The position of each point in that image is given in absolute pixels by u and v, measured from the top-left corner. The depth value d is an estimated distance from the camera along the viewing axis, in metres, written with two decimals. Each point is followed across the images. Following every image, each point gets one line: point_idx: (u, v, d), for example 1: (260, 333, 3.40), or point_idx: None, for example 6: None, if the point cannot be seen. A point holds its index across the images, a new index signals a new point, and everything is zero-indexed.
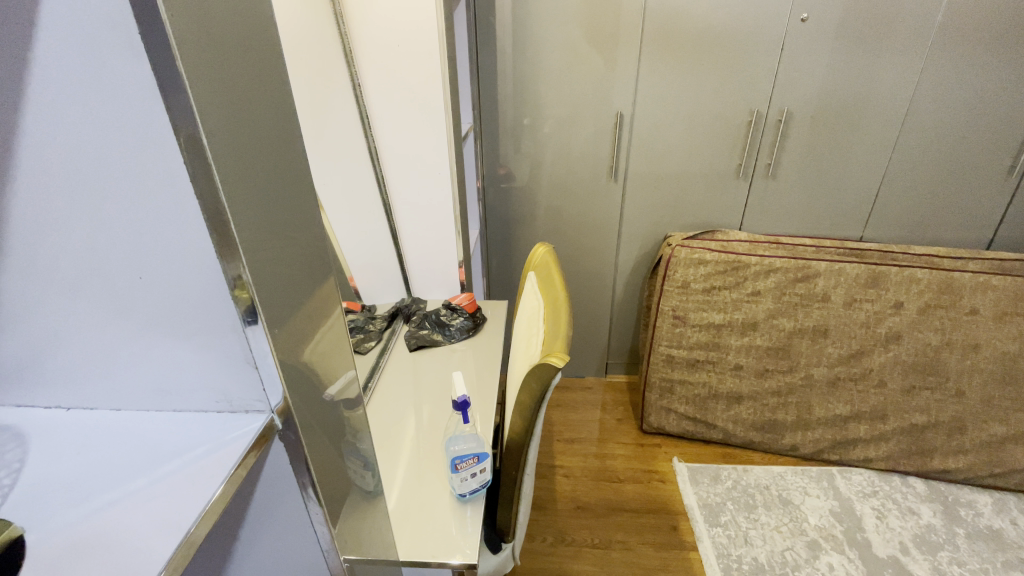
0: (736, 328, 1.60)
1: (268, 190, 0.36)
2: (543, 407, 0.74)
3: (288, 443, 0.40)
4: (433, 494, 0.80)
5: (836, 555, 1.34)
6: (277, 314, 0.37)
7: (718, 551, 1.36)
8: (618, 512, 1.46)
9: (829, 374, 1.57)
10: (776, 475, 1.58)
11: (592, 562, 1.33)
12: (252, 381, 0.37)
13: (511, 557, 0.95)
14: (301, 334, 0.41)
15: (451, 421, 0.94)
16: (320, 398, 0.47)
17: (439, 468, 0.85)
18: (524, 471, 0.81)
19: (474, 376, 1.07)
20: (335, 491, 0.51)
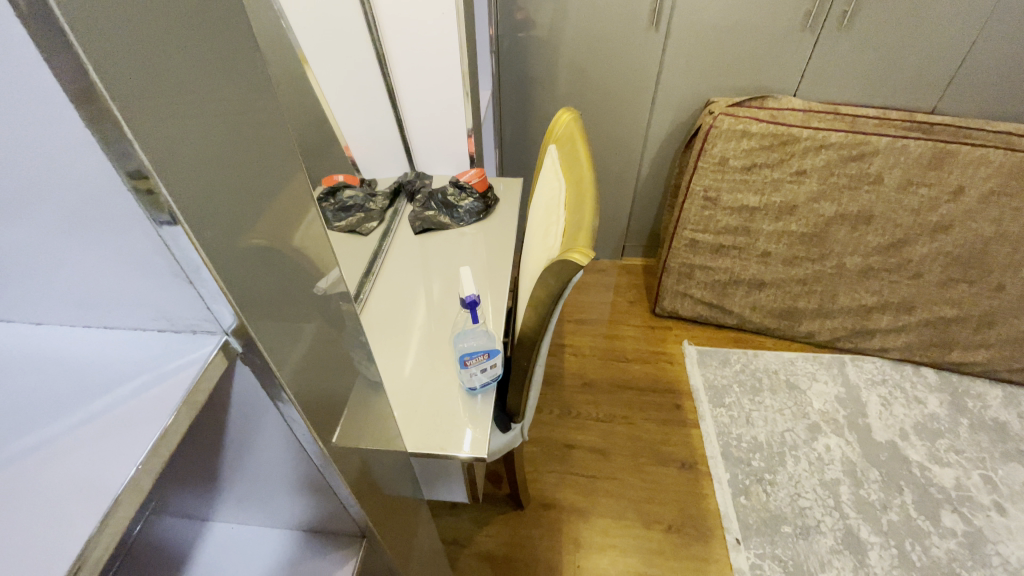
0: (771, 211, 1.46)
1: (176, 31, 0.23)
2: (560, 303, 0.67)
3: (262, 372, 0.33)
4: (441, 387, 0.77)
5: (834, 438, 1.38)
6: (221, 216, 0.27)
7: (719, 428, 1.39)
8: (624, 390, 1.48)
9: (862, 264, 1.47)
10: (787, 360, 1.56)
11: (596, 435, 1.38)
12: (190, 299, 0.28)
13: (520, 434, 0.95)
14: (268, 240, 0.31)
15: (459, 315, 0.88)
16: (310, 312, 0.38)
17: (446, 361, 0.81)
18: (535, 362, 0.77)
19: (485, 263, 0.98)
20: (335, 410, 0.45)
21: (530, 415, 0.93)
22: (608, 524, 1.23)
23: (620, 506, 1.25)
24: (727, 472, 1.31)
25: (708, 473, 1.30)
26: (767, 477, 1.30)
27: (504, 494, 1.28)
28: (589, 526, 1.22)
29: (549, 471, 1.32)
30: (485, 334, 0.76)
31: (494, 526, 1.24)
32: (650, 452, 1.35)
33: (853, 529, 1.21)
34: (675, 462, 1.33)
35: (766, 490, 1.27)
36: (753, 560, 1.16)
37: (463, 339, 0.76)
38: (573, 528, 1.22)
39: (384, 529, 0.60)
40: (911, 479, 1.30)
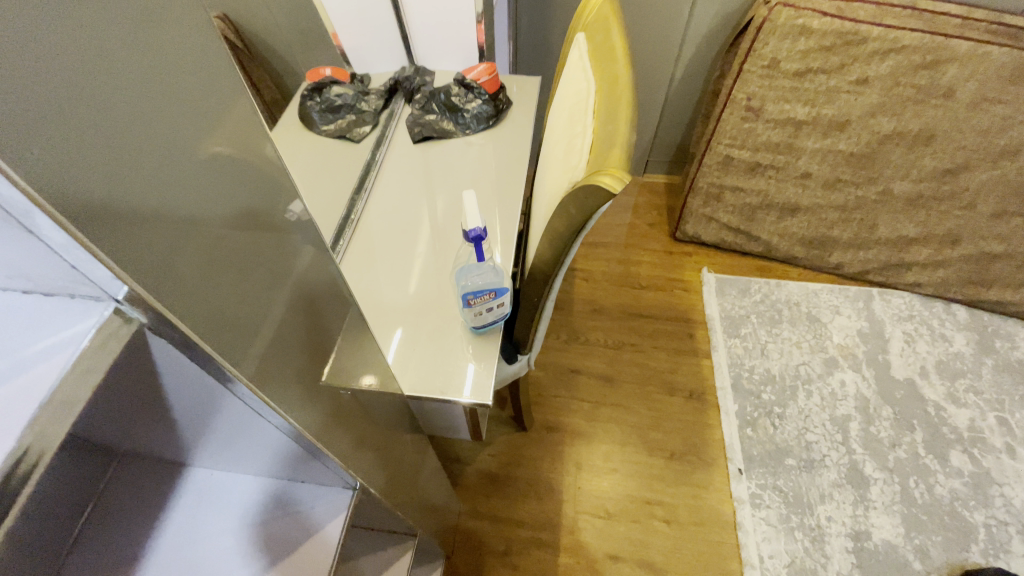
0: (818, 127, 1.29)
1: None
2: (575, 242, 0.58)
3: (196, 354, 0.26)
4: (442, 325, 0.69)
5: (851, 373, 1.33)
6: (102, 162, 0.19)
7: (731, 360, 1.34)
8: (635, 317, 1.41)
9: (913, 191, 1.32)
10: (811, 292, 1.48)
11: (603, 362, 1.34)
12: (42, 257, 0.19)
13: (526, 365, 0.90)
14: (191, 184, 0.23)
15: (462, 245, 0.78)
16: (269, 267, 0.30)
17: (445, 296, 0.72)
18: (548, 298, 0.69)
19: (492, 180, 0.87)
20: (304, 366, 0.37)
21: (537, 347, 0.86)
22: (609, 449, 1.22)
23: (623, 432, 1.24)
24: (735, 404, 1.27)
25: (715, 404, 1.27)
26: (776, 411, 1.26)
27: (507, 417, 1.27)
28: (590, 450, 1.22)
29: (554, 395, 1.29)
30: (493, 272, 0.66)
31: (496, 447, 1.24)
32: (657, 381, 1.31)
33: (858, 464, 1.19)
34: (683, 391, 1.29)
35: (774, 423, 1.25)
36: (753, 489, 1.16)
37: (469, 272, 0.67)
38: (575, 452, 1.22)
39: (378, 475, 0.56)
40: (924, 417, 1.26)
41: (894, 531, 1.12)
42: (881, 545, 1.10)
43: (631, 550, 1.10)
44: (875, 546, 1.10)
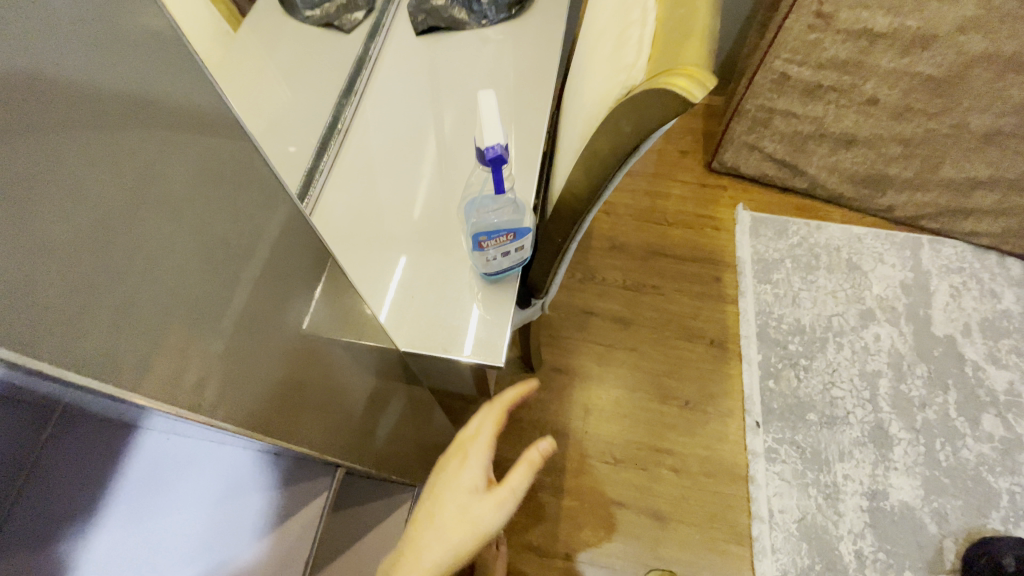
0: (896, 44, 1.06)
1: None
2: (625, 170, 0.45)
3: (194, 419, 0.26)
4: (438, 272, 0.59)
5: (887, 327, 1.23)
6: (90, 278, 0.19)
7: (759, 308, 1.23)
8: (657, 256, 1.29)
9: (991, 126, 1.12)
10: (853, 237, 1.34)
11: (619, 303, 1.24)
12: None
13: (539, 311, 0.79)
14: (177, 264, 0.23)
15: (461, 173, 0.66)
16: (258, 307, 0.30)
17: (442, 235, 0.61)
18: (574, 238, 0.57)
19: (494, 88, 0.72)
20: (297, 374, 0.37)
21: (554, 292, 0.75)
22: (620, 395, 1.16)
23: (636, 378, 1.17)
24: (759, 354, 1.18)
25: (738, 353, 1.19)
26: (803, 363, 1.18)
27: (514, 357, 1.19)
28: (601, 395, 1.16)
29: (564, 336, 1.21)
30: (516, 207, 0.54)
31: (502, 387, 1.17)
32: (677, 326, 1.22)
33: (883, 423, 1.13)
34: (704, 338, 1.20)
35: (798, 376, 1.17)
36: (770, 443, 1.11)
37: (481, 205, 0.55)
38: (583, 396, 1.15)
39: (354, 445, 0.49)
40: (960, 378, 1.18)
41: (913, 493, 1.07)
42: (897, 505, 1.06)
43: (637, 498, 1.07)
44: (891, 506, 1.06)
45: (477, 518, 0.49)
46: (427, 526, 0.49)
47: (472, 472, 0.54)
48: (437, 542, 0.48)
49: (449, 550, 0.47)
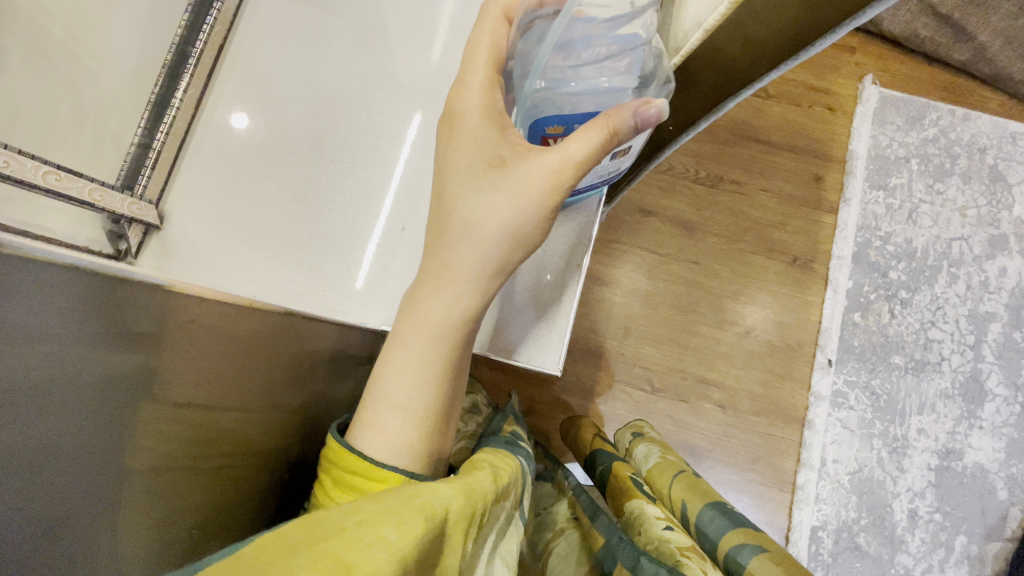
0: None
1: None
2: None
3: (173, 466, 0.30)
4: (396, 207, 0.54)
5: (1018, 260, 0.97)
6: (150, 417, 0.28)
7: (862, 222, 0.97)
8: (745, 142, 0.99)
9: None
10: (1007, 135, 1.01)
11: (685, 200, 0.98)
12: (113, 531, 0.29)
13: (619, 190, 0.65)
14: (167, 361, 0.28)
15: (407, 79, 0.56)
16: (188, 307, 0.30)
17: (388, 159, 0.55)
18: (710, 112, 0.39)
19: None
20: (246, 347, 0.36)
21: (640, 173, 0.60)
22: (668, 314, 0.96)
23: (690, 297, 0.96)
24: (850, 280, 0.96)
25: (823, 276, 0.96)
26: (901, 296, 0.95)
27: None
28: (646, 312, 0.96)
29: (610, 237, 0.97)
30: (636, 57, 0.37)
31: None
32: (754, 236, 0.97)
33: (980, 375, 0.94)
34: (786, 256, 0.96)
35: (892, 310, 0.95)
36: (839, 386, 0.94)
37: (568, 48, 0.36)
38: (624, 312, 0.96)
39: (255, 463, 0.39)
40: None
41: (992, 456, 0.92)
42: (970, 467, 0.92)
43: (672, 431, 0.93)
44: (963, 468, 0.92)
45: (499, 214, 0.39)
46: (437, 275, 0.40)
47: (476, 148, 0.40)
48: (457, 277, 0.39)
49: (476, 272, 0.39)
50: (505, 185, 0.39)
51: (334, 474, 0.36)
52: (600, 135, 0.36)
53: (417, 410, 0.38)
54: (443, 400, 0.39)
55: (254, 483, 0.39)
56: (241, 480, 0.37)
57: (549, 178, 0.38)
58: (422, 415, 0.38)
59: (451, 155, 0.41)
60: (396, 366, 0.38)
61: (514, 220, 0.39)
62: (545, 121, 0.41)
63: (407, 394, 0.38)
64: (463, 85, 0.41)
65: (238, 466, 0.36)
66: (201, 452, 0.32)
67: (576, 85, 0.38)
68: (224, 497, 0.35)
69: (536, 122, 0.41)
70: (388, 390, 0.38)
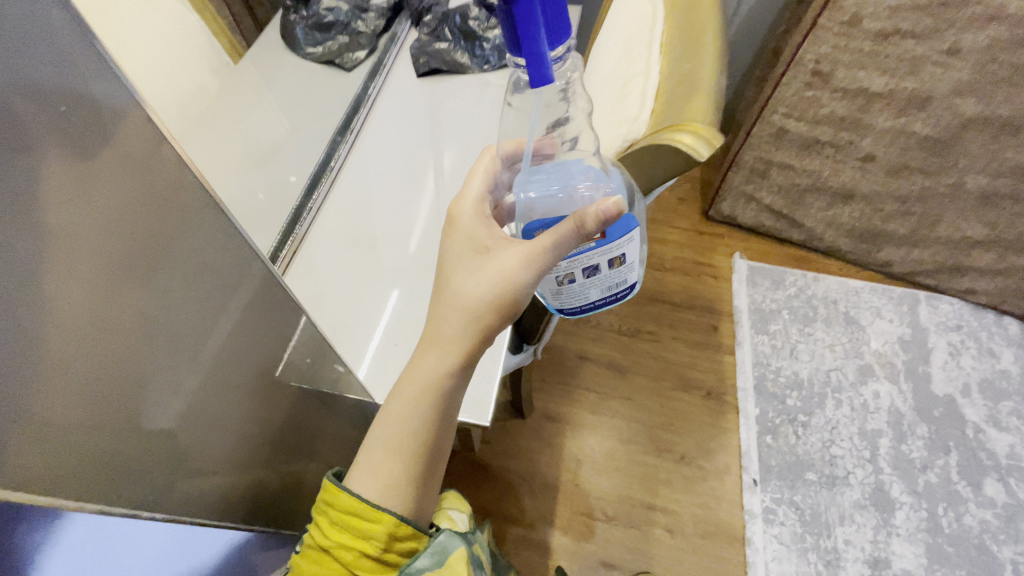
0: (894, 103, 1.09)
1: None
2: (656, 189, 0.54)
3: (102, 370, 0.25)
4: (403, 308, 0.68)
5: (886, 385, 1.20)
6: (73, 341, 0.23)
7: (756, 360, 1.21)
8: (654, 302, 1.28)
9: (988, 187, 1.13)
10: (851, 290, 1.32)
11: (614, 349, 1.22)
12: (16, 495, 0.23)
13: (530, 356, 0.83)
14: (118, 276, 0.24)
15: (397, 263, 0.73)
16: (172, 210, 0.26)
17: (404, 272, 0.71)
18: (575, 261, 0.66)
19: (410, 173, 0.82)
20: (225, 283, 0.32)
21: (545, 339, 0.80)
22: (613, 447, 1.11)
23: (629, 429, 1.13)
24: (757, 408, 1.16)
25: (735, 406, 1.16)
26: (801, 419, 1.15)
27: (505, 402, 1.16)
28: (593, 444, 1.12)
29: (555, 381, 1.19)
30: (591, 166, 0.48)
31: (492, 432, 1.14)
32: (673, 376, 1.19)
33: (884, 486, 1.09)
34: (700, 390, 1.18)
35: (796, 432, 1.14)
36: (767, 503, 1.06)
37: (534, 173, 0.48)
38: (573, 445, 1.12)
39: (201, 466, 0.34)
40: (962, 441, 1.15)
41: (916, 562, 1.02)
42: None
43: (628, 559, 1.01)
44: None
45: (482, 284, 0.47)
46: (427, 342, 0.48)
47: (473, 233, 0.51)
48: (443, 340, 0.47)
49: (460, 330, 0.47)
50: (484, 263, 0.48)
51: (330, 520, 0.42)
52: (572, 230, 0.43)
53: (406, 453, 0.45)
54: (426, 449, 0.45)
55: (208, 493, 0.35)
56: (175, 475, 0.32)
57: (525, 257, 0.46)
58: (409, 458, 0.45)
59: (451, 239, 0.52)
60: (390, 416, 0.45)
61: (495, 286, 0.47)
62: (533, 232, 0.48)
63: (396, 441, 0.44)
64: (464, 189, 0.55)
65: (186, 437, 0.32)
66: (139, 376, 0.27)
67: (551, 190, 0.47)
68: (152, 461, 0.29)
69: (526, 225, 0.48)
70: (378, 442, 0.45)
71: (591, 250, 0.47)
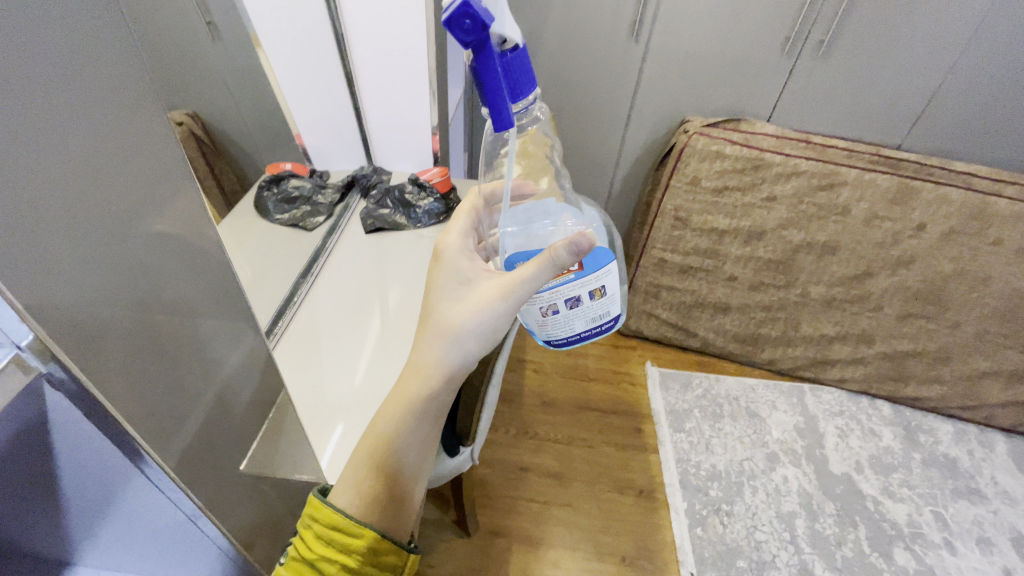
0: (739, 236, 1.42)
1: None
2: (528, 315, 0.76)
3: (127, 283, 0.26)
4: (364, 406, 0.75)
5: (792, 469, 1.35)
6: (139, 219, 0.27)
7: (678, 456, 1.35)
8: (583, 410, 1.43)
9: (826, 293, 1.44)
10: (748, 387, 1.53)
11: (552, 458, 1.32)
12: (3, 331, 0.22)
13: (468, 460, 0.92)
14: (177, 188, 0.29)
15: (343, 397, 0.76)
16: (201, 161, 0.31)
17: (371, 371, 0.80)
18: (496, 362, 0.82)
19: (361, 314, 0.90)
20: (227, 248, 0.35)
21: (480, 440, 0.92)
22: (559, 555, 1.16)
23: (572, 536, 1.19)
24: (685, 502, 1.26)
25: (665, 502, 1.26)
26: (725, 508, 1.26)
27: (450, 522, 1.20)
28: (539, 555, 1.15)
29: (498, 494, 1.25)
30: (563, 212, 0.55)
31: (437, 555, 1.15)
32: (607, 478, 1.29)
33: (808, 565, 1.18)
34: (633, 489, 1.28)
35: (723, 521, 1.23)
36: None
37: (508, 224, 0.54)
38: (519, 558, 1.15)
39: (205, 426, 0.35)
40: (866, 514, 1.29)
41: None
42: None
43: None
44: None
45: (468, 316, 0.51)
46: (411, 368, 0.52)
47: (456, 269, 0.56)
48: (427, 370, 0.52)
49: (446, 361, 0.51)
50: (465, 296, 0.53)
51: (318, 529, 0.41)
52: (545, 262, 0.45)
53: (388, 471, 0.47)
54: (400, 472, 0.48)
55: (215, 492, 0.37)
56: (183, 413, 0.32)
57: (497, 289, 0.49)
58: (390, 478, 0.47)
59: (436, 275, 0.57)
60: (378, 430, 0.49)
61: (476, 314, 0.50)
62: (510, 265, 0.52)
63: (372, 463, 0.47)
64: (447, 231, 0.60)
65: (185, 393, 0.32)
66: (173, 290, 0.30)
67: (530, 233, 0.54)
68: (156, 399, 0.30)
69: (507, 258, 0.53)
70: (357, 459, 0.47)
71: (570, 281, 0.47)
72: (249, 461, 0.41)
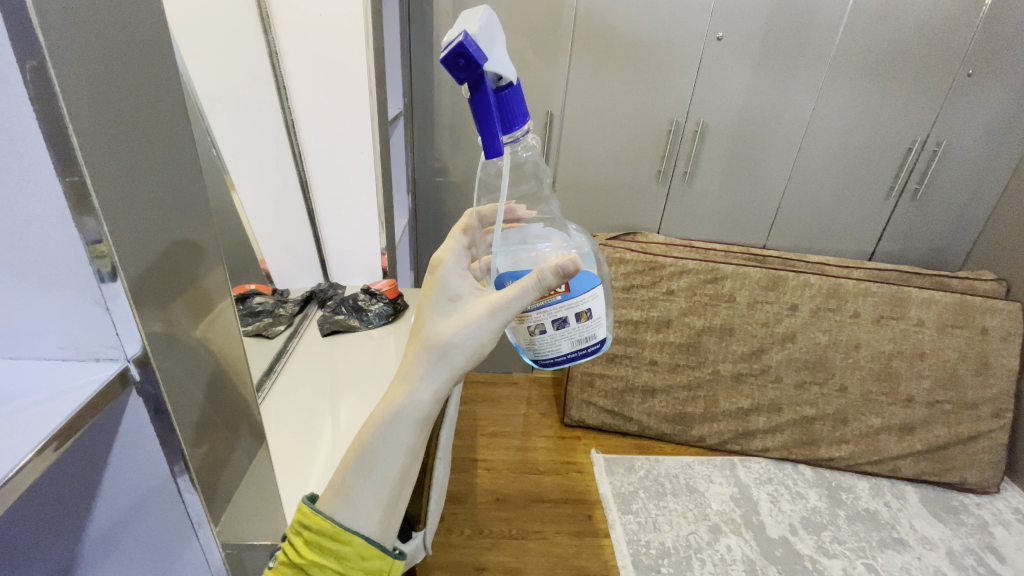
0: (651, 324, 1.66)
1: (145, 110, 0.34)
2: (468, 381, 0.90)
3: (180, 331, 0.38)
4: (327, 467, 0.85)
5: (734, 538, 1.43)
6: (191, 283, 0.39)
7: (629, 537, 1.41)
8: (534, 502, 1.49)
9: (733, 369, 1.66)
10: (685, 464, 1.66)
11: (508, 554, 1.35)
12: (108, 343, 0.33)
13: (421, 546, 0.92)
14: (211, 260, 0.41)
15: (312, 462, 0.86)
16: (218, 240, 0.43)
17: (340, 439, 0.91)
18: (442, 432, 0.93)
19: (312, 420, 0.96)
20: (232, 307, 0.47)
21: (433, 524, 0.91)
22: None
23: None
24: None
25: None
26: None
27: None
28: None
29: None
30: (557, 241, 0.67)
31: None
32: (564, 568, 1.32)
33: None
34: None
35: None
36: None
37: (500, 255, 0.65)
38: None
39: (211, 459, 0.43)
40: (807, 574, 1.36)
41: None
42: None
43: None
44: None
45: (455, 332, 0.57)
46: (401, 377, 0.58)
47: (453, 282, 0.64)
48: (412, 377, 0.58)
49: (432, 374, 0.58)
50: (456, 310, 0.60)
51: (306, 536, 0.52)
52: (535, 281, 0.54)
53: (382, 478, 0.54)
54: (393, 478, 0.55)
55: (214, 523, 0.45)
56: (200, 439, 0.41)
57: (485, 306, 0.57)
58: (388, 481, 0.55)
59: (428, 288, 0.64)
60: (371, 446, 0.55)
61: (467, 331, 0.57)
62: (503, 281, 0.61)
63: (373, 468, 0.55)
64: (443, 249, 0.68)
65: (205, 421, 0.43)
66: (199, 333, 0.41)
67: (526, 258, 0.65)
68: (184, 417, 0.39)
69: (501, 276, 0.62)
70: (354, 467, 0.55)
71: (557, 302, 0.57)
72: (234, 500, 0.48)
